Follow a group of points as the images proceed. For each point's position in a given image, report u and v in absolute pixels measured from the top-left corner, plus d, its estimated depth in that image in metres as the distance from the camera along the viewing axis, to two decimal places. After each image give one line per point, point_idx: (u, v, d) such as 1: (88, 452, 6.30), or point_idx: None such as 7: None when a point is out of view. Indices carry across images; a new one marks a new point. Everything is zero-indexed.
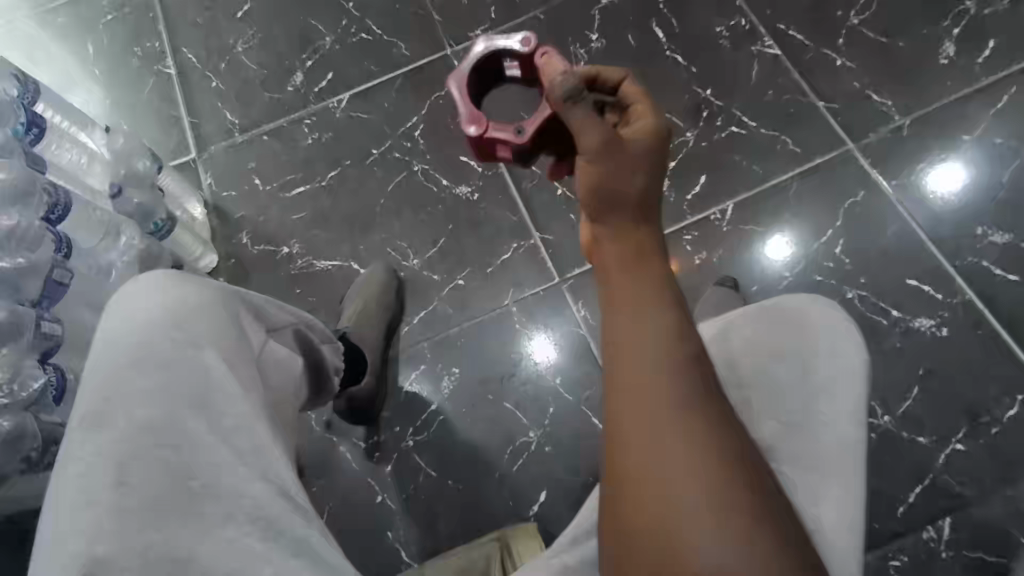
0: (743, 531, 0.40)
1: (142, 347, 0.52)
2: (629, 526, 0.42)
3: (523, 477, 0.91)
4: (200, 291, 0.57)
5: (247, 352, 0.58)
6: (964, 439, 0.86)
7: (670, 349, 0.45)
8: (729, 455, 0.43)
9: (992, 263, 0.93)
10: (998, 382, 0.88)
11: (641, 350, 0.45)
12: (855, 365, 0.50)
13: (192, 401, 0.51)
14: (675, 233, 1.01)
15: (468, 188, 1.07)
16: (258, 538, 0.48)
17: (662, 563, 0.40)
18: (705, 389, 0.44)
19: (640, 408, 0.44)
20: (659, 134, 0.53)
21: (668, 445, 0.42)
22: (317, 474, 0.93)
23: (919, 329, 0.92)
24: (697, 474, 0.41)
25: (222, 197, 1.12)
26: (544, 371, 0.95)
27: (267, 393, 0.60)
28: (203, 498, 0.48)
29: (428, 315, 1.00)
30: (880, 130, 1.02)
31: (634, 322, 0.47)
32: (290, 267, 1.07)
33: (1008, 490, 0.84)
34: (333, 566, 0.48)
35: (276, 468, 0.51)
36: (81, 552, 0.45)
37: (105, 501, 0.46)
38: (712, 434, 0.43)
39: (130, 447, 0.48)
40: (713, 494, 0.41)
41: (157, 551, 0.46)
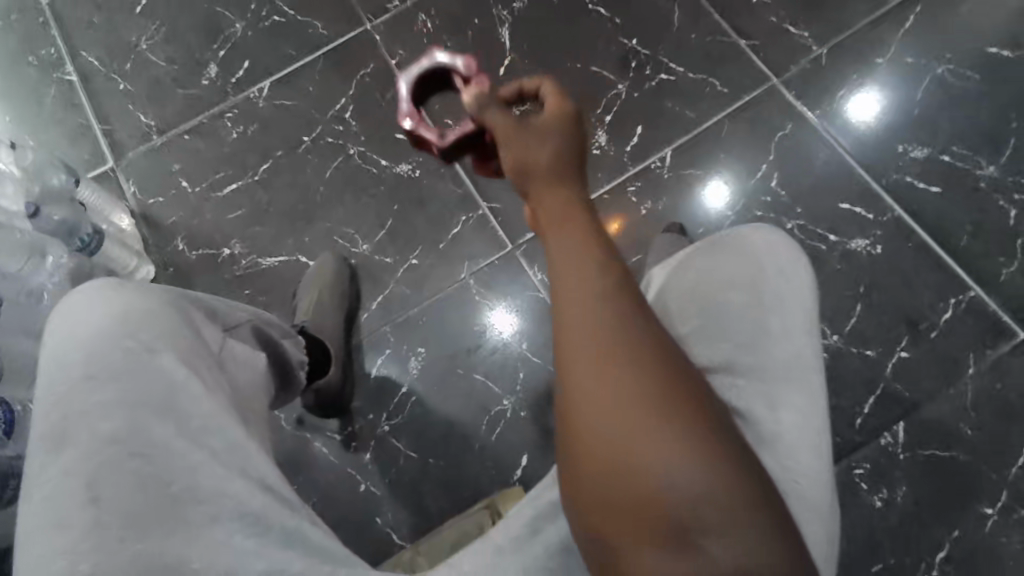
0: (699, 451, 0.40)
1: (94, 357, 0.50)
2: (586, 459, 0.42)
3: (502, 445, 0.92)
4: (144, 296, 0.55)
5: (206, 352, 0.56)
6: (908, 346, 0.91)
7: (608, 288, 0.46)
8: (685, 387, 0.43)
9: (916, 178, 0.98)
10: (932, 289, 0.93)
11: (580, 292, 0.46)
12: (800, 282, 0.51)
13: (157, 407, 0.49)
14: (620, 186, 1.03)
15: (409, 165, 1.05)
16: (246, 535, 0.47)
17: (620, 489, 0.41)
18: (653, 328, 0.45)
19: (588, 355, 0.44)
20: (570, 117, 0.57)
21: (619, 384, 0.42)
22: (294, 473, 0.91)
23: (857, 250, 0.96)
24: (654, 411, 0.41)
25: (149, 205, 1.07)
26: (508, 339, 0.96)
27: (234, 390, 0.58)
28: (184, 502, 0.47)
29: (385, 300, 0.99)
30: (800, 62, 1.05)
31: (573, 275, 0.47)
32: (234, 269, 1.04)
33: (951, 389, 0.89)
34: (330, 551, 0.49)
35: (254, 464, 0.50)
36: (63, 571, 0.43)
37: (78, 522, 0.44)
38: (660, 365, 0.43)
39: (99, 461, 0.46)
40: (666, 418, 0.41)
41: (145, 560, 0.44)
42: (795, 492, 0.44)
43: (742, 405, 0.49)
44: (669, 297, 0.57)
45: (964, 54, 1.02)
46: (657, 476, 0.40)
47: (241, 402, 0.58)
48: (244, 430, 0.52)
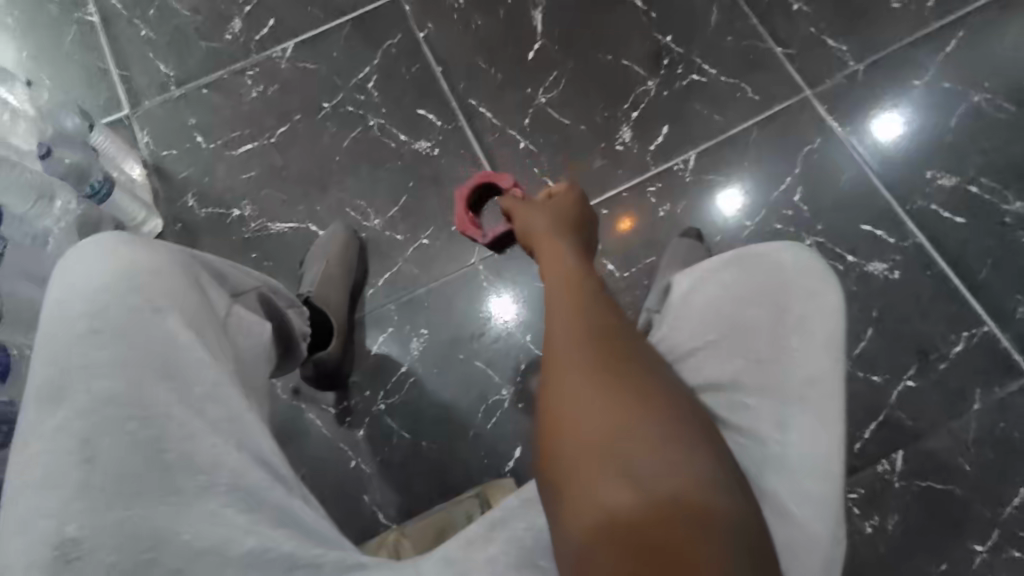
0: (659, 428, 0.43)
1: (97, 312, 0.49)
2: (554, 430, 0.45)
3: (497, 434, 0.89)
4: (153, 253, 0.53)
5: (213, 317, 0.55)
6: (915, 375, 0.90)
7: (593, 298, 0.53)
8: (645, 367, 0.47)
9: (941, 206, 0.96)
10: (945, 320, 0.92)
11: (567, 298, 0.53)
12: (828, 301, 0.49)
13: (158, 369, 0.48)
14: (640, 185, 1.01)
15: (428, 143, 1.04)
16: (239, 510, 0.46)
17: (582, 456, 0.43)
18: (623, 323, 0.51)
19: (559, 336, 0.50)
20: (575, 199, 0.74)
21: (588, 359, 0.47)
22: (286, 442, 0.90)
23: (873, 273, 0.95)
24: (613, 376, 0.46)
25: (162, 157, 1.06)
26: (511, 327, 0.94)
27: (237, 358, 0.57)
28: (179, 470, 0.46)
29: (393, 277, 0.98)
30: (835, 76, 1.02)
31: (560, 287, 0.56)
32: (243, 230, 1.03)
33: (954, 423, 0.88)
34: (317, 532, 0.47)
35: (253, 437, 0.49)
36: (50, 532, 0.43)
37: (71, 480, 0.44)
38: (630, 357, 0.48)
39: (96, 420, 0.46)
40: (631, 396, 0.44)
41: (134, 524, 0.44)
42: (793, 518, 0.44)
43: (754, 426, 0.48)
44: (678, 313, 0.56)
45: (1004, 83, 1.00)
46: (607, 429, 0.43)
47: (244, 371, 0.57)
48: (246, 400, 0.50)
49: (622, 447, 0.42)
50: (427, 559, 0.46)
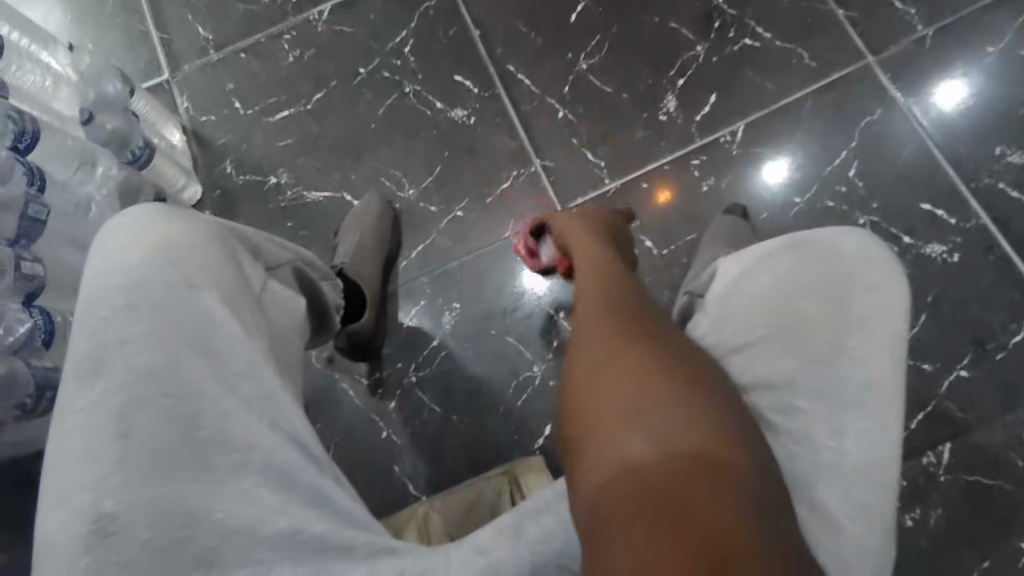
0: (677, 397, 0.43)
1: (135, 287, 0.49)
2: (576, 405, 0.46)
3: (527, 411, 0.88)
4: (191, 228, 0.54)
5: (248, 293, 0.55)
6: (970, 365, 0.85)
7: (619, 296, 0.56)
8: (671, 350, 0.48)
9: (1009, 184, 0.90)
10: (1006, 308, 0.86)
11: (595, 296, 0.57)
12: (893, 296, 0.45)
13: (194, 344, 0.49)
14: (683, 157, 0.97)
15: (464, 111, 1.01)
16: (271, 489, 0.46)
17: (599, 422, 0.44)
18: (649, 319, 0.53)
19: (587, 330, 0.52)
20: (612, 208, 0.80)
21: (611, 342, 0.49)
22: (319, 411, 0.91)
23: (930, 256, 0.89)
24: (634, 354, 0.47)
25: (201, 122, 1.06)
26: (542, 302, 0.92)
27: (273, 332, 0.57)
28: (213, 448, 0.46)
29: (426, 249, 0.97)
30: (901, 41, 0.95)
31: (591, 287, 0.59)
32: (279, 198, 1.03)
33: (1009, 417, 0.83)
34: (347, 512, 0.48)
35: (287, 419, 0.50)
36: (86, 507, 0.43)
37: (109, 455, 0.44)
38: (653, 340, 0.49)
39: (134, 396, 0.46)
40: (650, 368, 0.45)
41: (171, 503, 0.44)
42: (845, 535, 0.41)
43: (804, 430, 0.46)
44: (732, 299, 0.55)
45: None
46: (626, 399, 0.44)
47: (279, 346, 0.57)
48: (277, 377, 0.51)
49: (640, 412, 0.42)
50: (458, 547, 0.46)
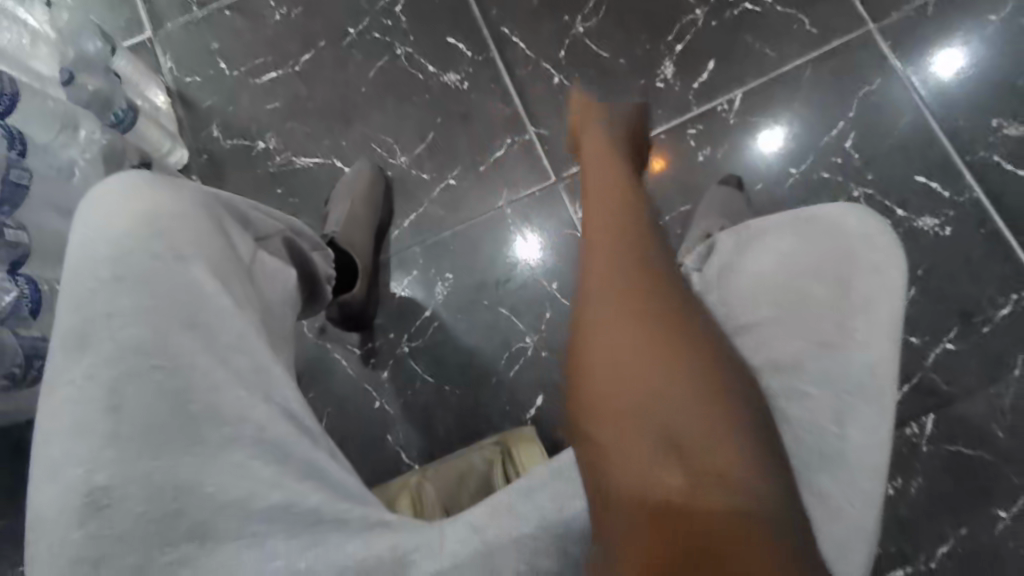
0: (707, 406, 0.38)
1: (121, 259, 0.48)
2: (589, 390, 0.41)
3: (519, 381, 0.88)
4: (177, 196, 0.52)
5: (239, 264, 0.53)
6: (956, 338, 0.86)
7: (637, 237, 0.47)
8: (698, 337, 0.41)
9: (1004, 157, 0.89)
10: (995, 282, 0.87)
11: (606, 232, 0.48)
12: (893, 278, 0.48)
13: (183, 318, 0.48)
14: (680, 126, 0.96)
15: (457, 75, 0.99)
16: (265, 462, 0.46)
17: (619, 424, 0.39)
18: (673, 266, 0.47)
19: (603, 270, 0.45)
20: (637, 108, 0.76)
21: (632, 316, 0.42)
22: (312, 380, 0.91)
23: (922, 229, 0.90)
24: (663, 344, 0.40)
25: (185, 83, 1.04)
26: (533, 272, 0.92)
27: (264, 305, 0.56)
28: (204, 421, 0.46)
29: (418, 218, 0.96)
30: (903, 8, 0.93)
31: (599, 215, 0.50)
32: (268, 163, 1.01)
33: (993, 389, 0.84)
34: (343, 488, 0.47)
35: (281, 392, 0.49)
36: (79, 480, 0.44)
37: (101, 429, 0.45)
38: (679, 319, 0.42)
39: (123, 369, 0.46)
40: (678, 365, 0.40)
41: (159, 478, 0.44)
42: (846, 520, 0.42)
43: (809, 418, 0.44)
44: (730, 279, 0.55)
45: None
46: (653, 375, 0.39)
47: (271, 319, 0.56)
48: (270, 350, 0.50)
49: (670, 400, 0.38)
50: (453, 523, 0.45)
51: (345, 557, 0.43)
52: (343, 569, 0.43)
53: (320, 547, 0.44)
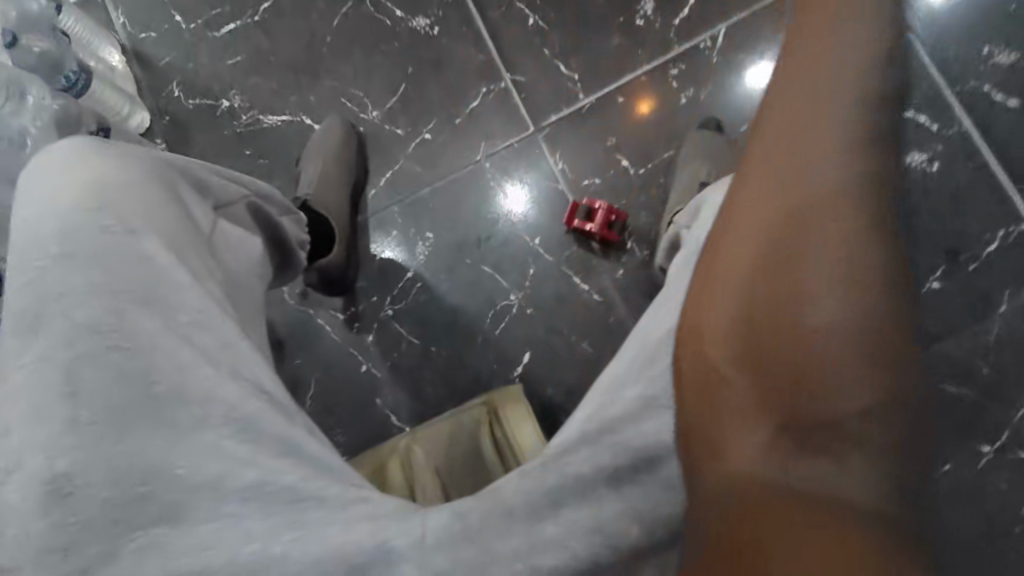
0: (882, 379, 0.29)
1: (68, 234, 0.46)
2: (717, 310, 0.33)
3: (506, 340, 0.87)
4: (125, 167, 0.50)
5: (196, 234, 0.50)
6: (942, 277, 0.85)
7: (838, 158, 0.34)
8: (888, 290, 0.31)
9: (995, 87, 0.87)
10: (982, 217, 0.85)
11: (793, 136, 0.35)
12: None
13: (139, 296, 0.45)
14: (661, 66, 0.90)
15: (426, 20, 0.94)
16: (239, 441, 0.42)
17: (750, 357, 0.31)
18: (879, 213, 0.33)
19: (770, 196, 0.34)
20: None
21: (801, 236, 0.32)
22: (297, 346, 0.90)
23: (910, 165, 0.88)
24: (832, 288, 0.30)
25: (140, 40, 0.98)
26: (515, 223, 0.90)
27: (227, 277, 0.53)
28: (169, 404, 0.42)
29: (395, 175, 0.93)
30: None
31: (791, 131, 0.35)
32: (234, 123, 0.96)
33: (977, 325, 0.83)
34: (319, 463, 0.43)
35: (247, 368, 0.45)
36: (40, 469, 0.41)
37: (59, 416, 0.42)
38: (871, 258, 0.31)
39: (77, 351, 0.43)
40: (849, 313, 0.30)
41: (125, 464, 0.41)
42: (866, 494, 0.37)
43: None
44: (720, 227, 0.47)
45: None
46: (793, 316, 0.30)
47: (236, 292, 0.53)
48: (236, 325, 0.47)
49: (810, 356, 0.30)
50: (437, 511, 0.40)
51: (322, 544, 0.39)
52: (321, 558, 0.39)
53: (302, 530, 0.40)
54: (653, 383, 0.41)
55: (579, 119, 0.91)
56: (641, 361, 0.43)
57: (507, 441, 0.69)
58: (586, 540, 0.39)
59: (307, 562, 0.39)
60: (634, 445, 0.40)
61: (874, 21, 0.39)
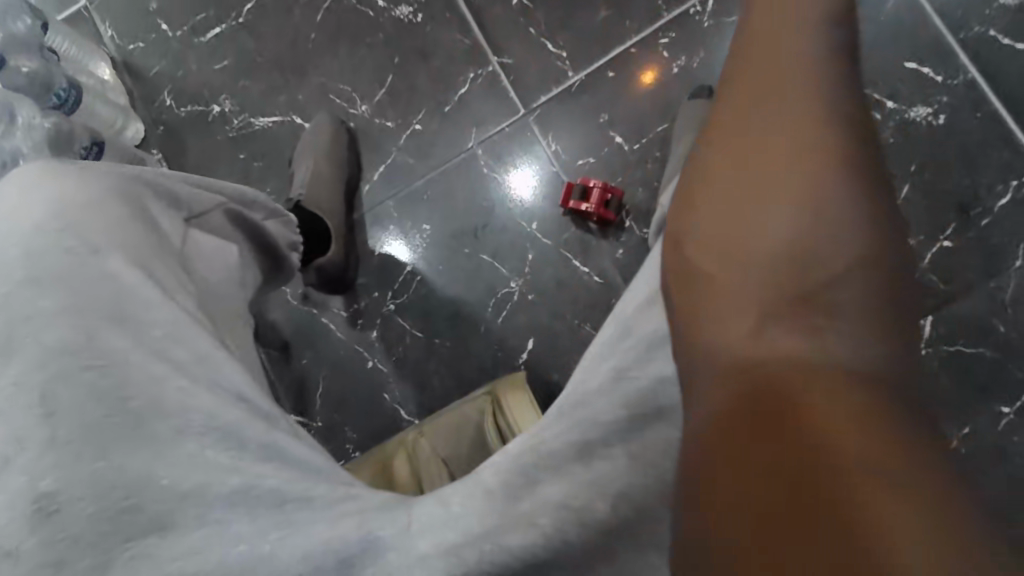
0: (859, 345, 0.34)
1: (31, 258, 0.47)
2: (712, 297, 0.38)
3: (508, 328, 0.87)
4: (86, 186, 0.50)
5: (163, 248, 0.51)
6: (954, 234, 0.82)
7: (806, 154, 0.38)
8: (855, 269, 0.36)
9: (1001, 32, 0.83)
10: (993, 168, 0.82)
11: (757, 140, 0.40)
12: None
13: (109, 315, 0.45)
14: (651, 36, 0.88)
15: (409, 8, 0.93)
16: (220, 449, 0.42)
17: (741, 332, 0.36)
18: (842, 191, 0.37)
19: (745, 194, 0.39)
20: None
21: (778, 225, 0.37)
22: (303, 347, 0.91)
23: (915, 120, 0.85)
24: (802, 268, 0.36)
25: (129, 51, 0.98)
26: (524, 207, 0.88)
27: (201, 287, 0.54)
28: (148, 417, 0.43)
29: (389, 169, 0.92)
30: None
31: (757, 135, 0.40)
32: (226, 128, 0.96)
33: (992, 283, 0.81)
34: (305, 463, 0.44)
35: (224, 377, 0.46)
36: (25, 489, 0.41)
37: (39, 437, 0.42)
38: (839, 241, 0.36)
39: (52, 371, 0.43)
40: (820, 292, 0.36)
41: (110, 476, 0.41)
42: None
43: None
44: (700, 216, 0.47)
45: None
46: (802, 247, 0.37)
47: (212, 301, 0.54)
48: (211, 338, 0.48)
49: (818, 280, 0.36)
50: (421, 502, 0.43)
51: (309, 540, 0.40)
52: (308, 554, 0.39)
53: (289, 529, 0.40)
54: (625, 355, 0.43)
55: (569, 98, 0.89)
56: (615, 337, 0.45)
57: (510, 430, 0.68)
58: (554, 517, 0.40)
59: (295, 558, 0.39)
60: (603, 418, 0.41)
61: (814, 30, 0.44)
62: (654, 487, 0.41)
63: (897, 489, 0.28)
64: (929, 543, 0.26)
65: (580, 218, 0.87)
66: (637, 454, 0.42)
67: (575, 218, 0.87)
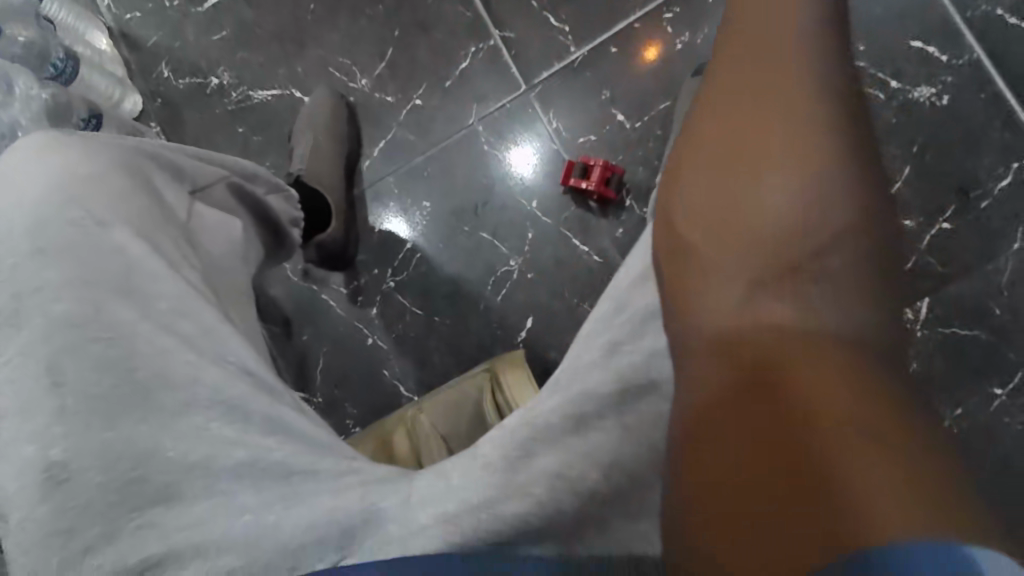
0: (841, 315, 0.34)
1: (37, 230, 0.47)
2: (702, 274, 0.39)
3: (507, 305, 0.87)
4: (89, 157, 0.50)
5: (168, 220, 0.51)
6: (953, 217, 0.82)
7: (792, 128, 0.38)
8: (841, 242, 0.36)
9: (1008, 11, 0.82)
10: (995, 150, 0.82)
11: (746, 115, 0.40)
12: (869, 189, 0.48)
13: (117, 288, 0.46)
14: (655, 11, 0.87)
15: None
16: (225, 423, 0.43)
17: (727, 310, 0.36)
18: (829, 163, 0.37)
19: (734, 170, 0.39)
20: None
21: (765, 201, 0.38)
22: (304, 322, 0.91)
23: (918, 100, 0.84)
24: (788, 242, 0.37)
25: (126, 21, 0.97)
26: (526, 184, 0.88)
27: (205, 260, 0.54)
28: (155, 389, 0.44)
29: (389, 144, 0.92)
30: None
31: (746, 110, 0.40)
32: (225, 101, 0.95)
33: (989, 266, 0.81)
34: (307, 436, 0.45)
35: (228, 350, 0.46)
36: (36, 458, 0.42)
37: (48, 408, 0.43)
38: (824, 213, 0.36)
39: (59, 344, 0.44)
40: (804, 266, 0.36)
41: (119, 446, 0.42)
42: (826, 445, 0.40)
43: None
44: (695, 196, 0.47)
45: None
46: (791, 218, 0.37)
47: (216, 276, 0.55)
48: (216, 310, 0.48)
49: (806, 251, 0.36)
50: (422, 475, 0.43)
51: (314, 511, 0.40)
52: (312, 525, 0.40)
53: (294, 501, 0.41)
54: (620, 329, 0.44)
55: (571, 74, 0.88)
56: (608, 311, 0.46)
57: (510, 408, 0.69)
58: (548, 486, 0.41)
59: (299, 529, 0.40)
60: (599, 391, 0.42)
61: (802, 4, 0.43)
62: (646, 456, 0.43)
63: (863, 447, 0.28)
64: (897, 496, 0.26)
65: (580, 195, 0.87)
66: (631, 426, 0.43)
67: (576, 196, 0.87)
